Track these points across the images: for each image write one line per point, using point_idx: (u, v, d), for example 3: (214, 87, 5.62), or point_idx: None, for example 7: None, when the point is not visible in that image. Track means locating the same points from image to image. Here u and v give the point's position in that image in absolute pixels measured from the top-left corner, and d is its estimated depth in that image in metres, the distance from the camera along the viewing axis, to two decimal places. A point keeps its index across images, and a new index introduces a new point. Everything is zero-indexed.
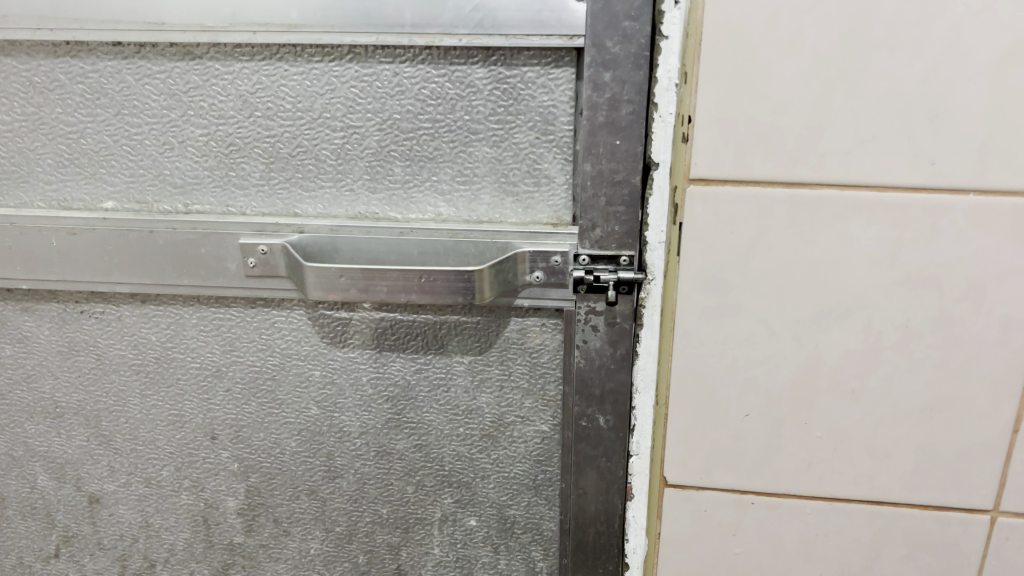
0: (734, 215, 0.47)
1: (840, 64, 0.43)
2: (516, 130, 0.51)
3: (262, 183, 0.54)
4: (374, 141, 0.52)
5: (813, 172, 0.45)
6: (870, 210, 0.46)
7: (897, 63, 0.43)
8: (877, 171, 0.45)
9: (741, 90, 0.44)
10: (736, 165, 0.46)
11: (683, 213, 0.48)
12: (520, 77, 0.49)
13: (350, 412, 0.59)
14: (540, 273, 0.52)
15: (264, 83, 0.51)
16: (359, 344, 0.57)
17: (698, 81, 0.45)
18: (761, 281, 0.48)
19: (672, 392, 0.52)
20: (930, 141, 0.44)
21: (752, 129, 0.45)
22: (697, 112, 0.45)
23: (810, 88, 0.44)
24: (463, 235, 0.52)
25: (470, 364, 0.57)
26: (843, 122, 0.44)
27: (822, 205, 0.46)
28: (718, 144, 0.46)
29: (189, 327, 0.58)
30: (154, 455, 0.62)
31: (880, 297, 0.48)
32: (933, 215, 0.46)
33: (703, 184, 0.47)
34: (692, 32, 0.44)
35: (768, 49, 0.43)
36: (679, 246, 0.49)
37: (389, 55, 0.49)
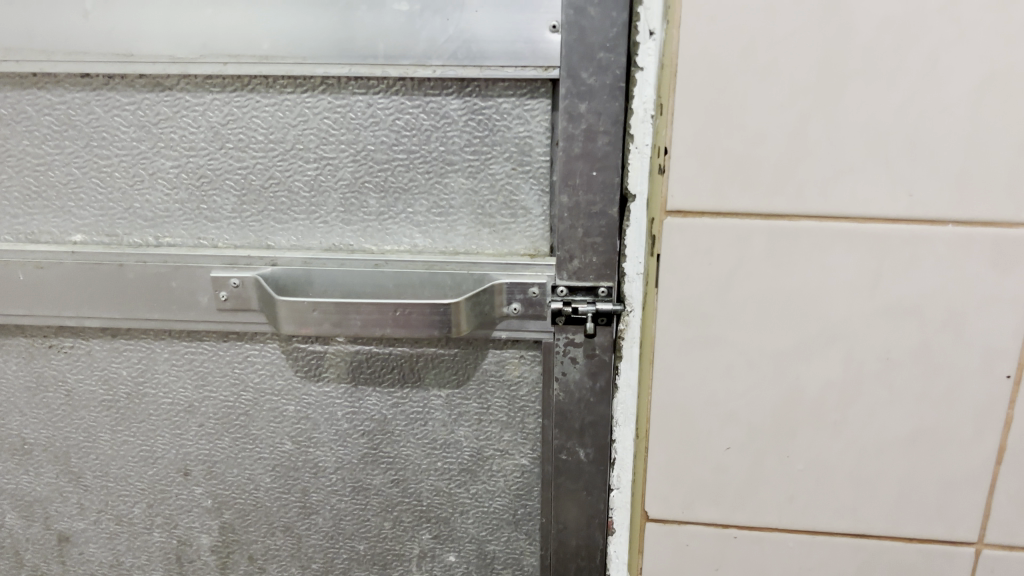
0: (712, 246, 0.46)
1: (816, 95, 0.43)
2: (492, 161, 0.50)
3: (234, 215, 0.53)
4: (348, 173, 0.51)
5: (792, 203, 0.45)
6: (849, 241, 0.46)
7: (874, 94, 0.43)
8: (856, 201, 0.45)
9: (717, 121, 0.44)
10: (713, 196, 0.45)
11: (660, 244, 0.47)
12: (495, 108, 0.49)
13: (324, 447, 0.58)
14: (517, 305, 0.52)
15: (236, 115, 0.50)
16: (334, 377, 0.56)
17: (673, 112, 0.44)
18: (741, 313, 0.48)
19: (653, 425, 0.52)
20: (908, 172, 0.44)
21: (729, 160, 0.45)
22: (674, 143, 0.45)
23: (786, 120, 0.44)
24: (439, 267, 0.51)
25: (448, 397, 0.56)
26: (822, 152, 0.44)
27: (800, 235, 0.46)
28: (695, 175, 0.45)
29: (161, 361, 0.57)
30: (125, 493, 0.61)
31: (860, 328, 0.48)
32: (912, 245, 0.45)
33: (680, 214, 0.46)
34: (668, 62, 0.44)
35: (746, 80, 0.43)
36: (658, 277, 0.48)
37: (363, 86, 0.49)
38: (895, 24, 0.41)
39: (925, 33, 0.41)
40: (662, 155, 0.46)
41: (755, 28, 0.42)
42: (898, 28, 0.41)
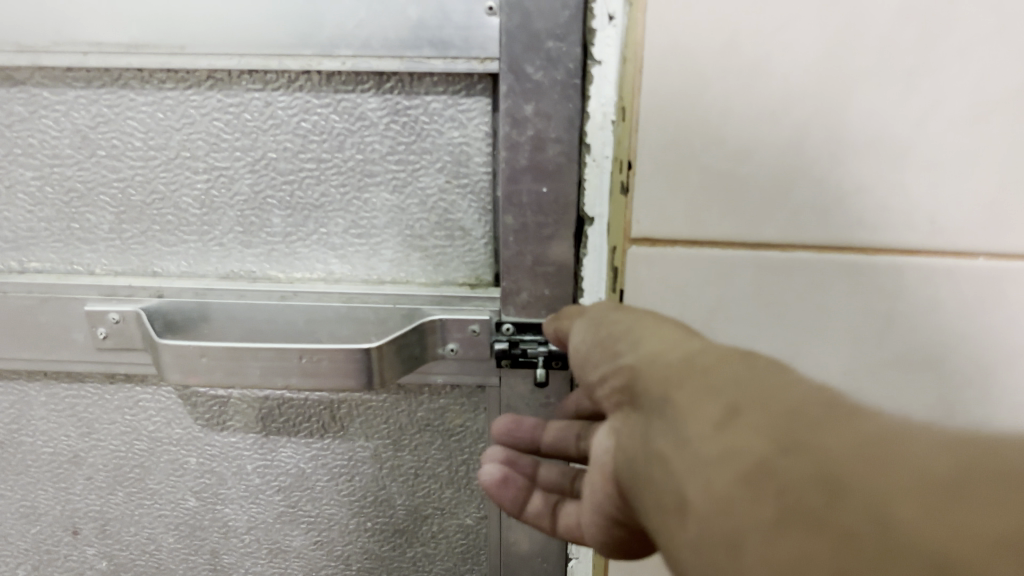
0: (686, 281, 0.38)
1: (815, 98, 0.34)
2: (421, 173, 0.41)
3: (113, 236, 0.44)
4: (246, 185, 0.42)
5: (782, 231, 0.36)
6: (853, 280, 0.37)
7: (889, 97, 0.34)
8: (863, 229, 0.36)
9: (691, 129, 0.35)
10: (687, 223, 0.37)
11: (623, 278, 0.38)
12: (423, 108, 0.40)
13: (234, 505, 0.49)
14: (455, 345, 0.42)
15: (106, 116, 0.41)
16: (241, 426, 0.47)
17: (638, 118, 0.35)
18: None
19: None
20: (927, 195, 0.35)
21: (706, 178, 0.36)
22: (638, 156, 0.36)
23: (780, 129, 0.35)
24: (358, 302, 0.42)
25: (376, 449, 0.47)
26: (821, 169, 0.35)
27: (795, 271, 0.37)
28: (665, 196, 0.36)
29: (37, 406, 0.48)
30: (7, 553, 0.52)
31: (863, 379, 0.39)
32: (930, 283, 0.37)
33: (647, 243, 0.37)
34: (630, 55, 0.35)
35: (727, 79, 0.34)
36: None
37: (259, 80, 0.39)
38: (917, 10, 0.32)
39: (953, 22, 0.32)
40: (626, 171, 0.36)
41: (740, 14, 0.33)
42: (920, 14, 0.32)
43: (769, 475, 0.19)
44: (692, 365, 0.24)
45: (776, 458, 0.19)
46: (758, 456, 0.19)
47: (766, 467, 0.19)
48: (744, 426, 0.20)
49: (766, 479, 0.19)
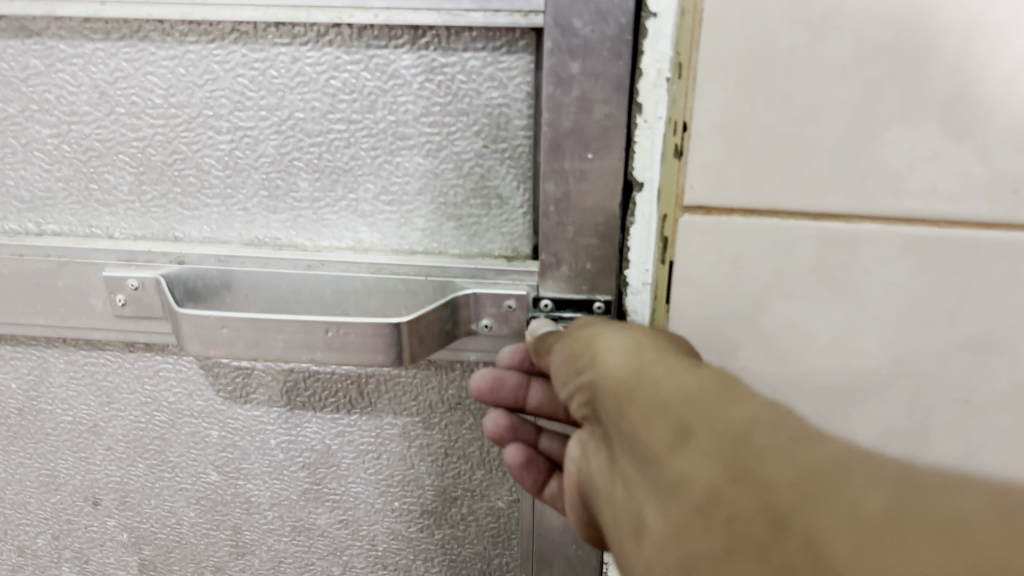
0: (743, 254, 0.35)
1: (892, 51, 0.31)
2: (456, 136, 0.38)
3: (132, 199, 0.41)
4: (271, 147, 0.39)
5: (849, 201, 0.33)
6: (920, 255, 0.34)
7: (977, 53, 0.30)
8: (938, 199, 0.33)
9: (753, 89, 0.32)
10: (746, 192, 0.34)
11: (673, 248, 0.36)
12: (461, 66, 0.37)
13: (257, 480, 0.47)
14: (489, 321, 0.40)
15: (125, 70, 0.38)
16: (265, 399, 0.45)
17: (694, 77, 0.32)
18: (776, 340, 0.37)
19: None
20: (1015, 162, 0.32)
21: (768, 142, 0.33)
22: (694, 118, 0.33)
23: (846, 91, 0.31)
24: (382, 274, 0.40)
25: (405, 427, 0.45)
26: (893, 134, 0.32)
27: (859, 243, 0.34)
28: (723, 161, 0.33)
29: (56, 373, 0.46)
30: (26, 521, 0.51)
31: (931, 362, 0.36)
32: (1011, 258, 0.34)
33: (702, 211, 0.34)
34: (688, 9, 0.31)
35: (793, 32, 0.31)
36: (671, 290, 0.37)
37: (287, 34, 0.37)
38: None
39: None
40: (678, 133, 0.34)
41: None
42: None
43: (717, 507, 0.21)
44: (642, 375, 0.27)
45: (721, 485, 0.21)
46: (710, 483, 0.21)
47: (714, 495, 0.21)
48: (693, 450, 0.22)
49: (720, 512, 0.21)
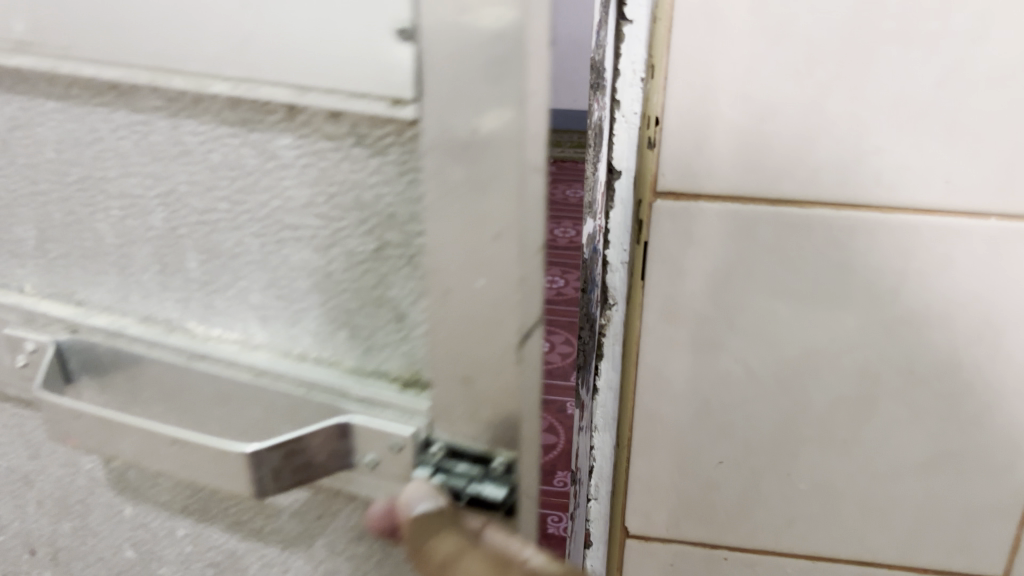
0: (709, 235, 0.42)
1: (828, 72, 0.37)
2: (346, 234, 0.31)
3: (40, 256, 0.38)
4: (159, 220, 0.34)
5: (801, 189, 0.40)
6: (870, 238, 0.40)
7: (910, 62, 0.37)
8: (874, 185, 0.39)
9: (715, 97, 0.38)
10: (705, 171, 0.40)
11: (646, 228, 0.42)
12: (346, 152, 0.30)
13: (167, 568, 0.43)
14: (372, 457, 0.32)
15: (20, 121, 0.35)
16: (172, 497, 0.41)
17: (663, 81, 0.39)
18: (740, 314, 0.43)
19: (638, 432, 0.48)
20: (935, 155, 0.38)
21: (729, 137, 0.39)
22: (665, 113, 0.39)
23: (796, 106, 0.38)
24: (256, 381, 0.34)
25: (309, 547, 0.38)
26: (833, 139, 0.39)
27: (808, 232, 0.41)
28: (689, 148, 0.40)
29: None
30: None
31: (870, 333, 0.43)
32: (938, 240, 0.40)
33: (672, 197, 0.41)
34: (662, 19, 0.38)
35: (746, 54, 0.37)
36: (646, 262, 0.43)
37: (162, 97, 0.31)
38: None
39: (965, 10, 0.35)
40: (651, 127, 0.40)
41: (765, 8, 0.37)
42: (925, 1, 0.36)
43: None
44: None
45: None
46: None
47: None
48: None
49: None
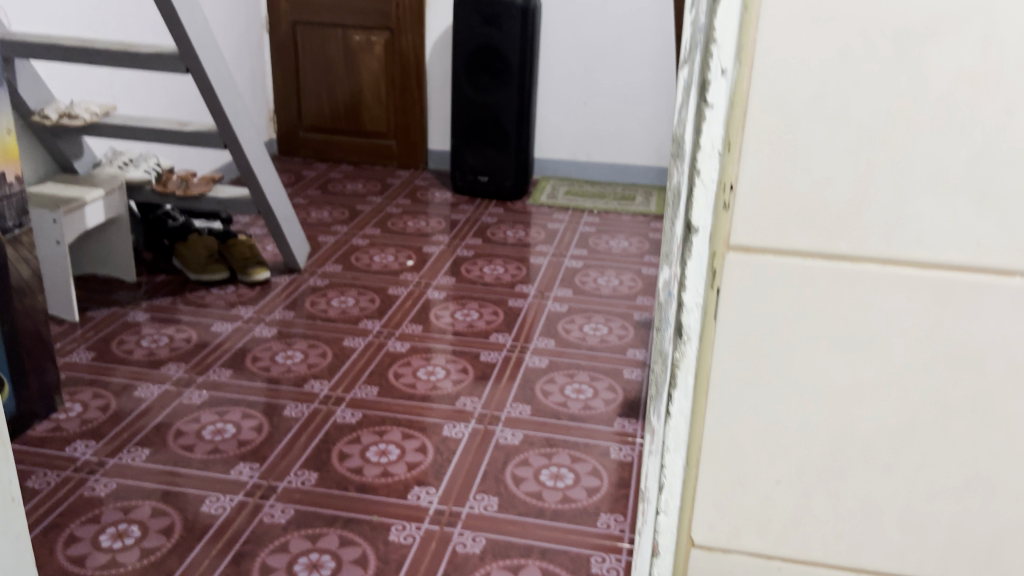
0: (774, 282, 0.43)
1: (881, 136, 0.40)
2: None
3: None
4: None
5: (854, 244, 0.41)
6: (907, 288, 0.42)
7: (945, 143, 0.39)
8: (920, 242, 0.41)
9: (784, 162, 0.40)
10: (776, 232, 0.42)
11: (719, 279, 0.43)
12: None
13: None
14: None
15: None
16: None
17: (739, 150, 0.41)
18: (800, 353, 0.44)
19: (703, 452, 0.48)
20: (976, 219, 0.40)
21: (794, 199, 0.41)
22: (739, 180, 0.41)
23: (852, 162, 0.40)
24: None
25: None
26: (885, 198, 0.41)
27: (861, 273, 0.42)
28: (760, 212, 0.41)
29: None
30: None
31: (917, 375, 0.44)
32: (977, 292, 0.41)
33: (743, 250, 0.42)
34: (737, 103, 0.40)
35: (813, 121, 0.40)
36: (716, 309, 0.44)
37: None
38: (970, 72, 0.38)
39: (1002, 83, 0.38)
40: (727, 191, 0.42)
41: (828, 75, 0.39)
42: (973, 75, 0.38)
43: None
44: None
45: None
46: None
47: None
48: None
49: None
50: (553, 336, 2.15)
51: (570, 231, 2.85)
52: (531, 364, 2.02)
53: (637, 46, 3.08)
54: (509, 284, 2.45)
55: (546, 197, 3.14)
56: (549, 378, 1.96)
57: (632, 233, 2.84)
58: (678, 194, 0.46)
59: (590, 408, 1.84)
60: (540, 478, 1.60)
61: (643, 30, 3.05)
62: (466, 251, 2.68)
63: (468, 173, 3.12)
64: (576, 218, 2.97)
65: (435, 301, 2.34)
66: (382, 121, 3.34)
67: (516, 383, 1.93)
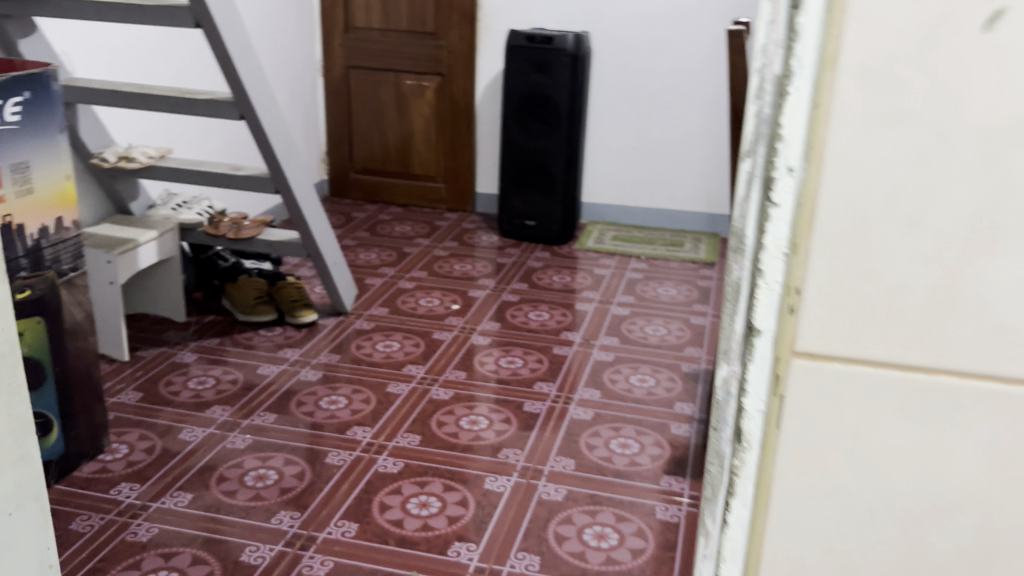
0: (842, 392, 0.39)
1: (963, 245, 0.36)
2: None
3: None
4: None
5: (930, 357, 0.38)
6: (989, 404, 0.38)
7: None
8: (1004, 358, 0.37)
9: (855, 267, 0.37)
10: (845, 340, 0.39)
11: (782, 385, 0.40)
12: None
13: None
14: None
15: None
16: None
17: (807, 253, 0.38)
18: (870, 467, 0.41)
19: (761, 566, 0.44)
20: None
21: (865, 308, 0.38)
22: (806, 285, 0.38)
23: (931, 270, 0.37)
24: None
25: None
26: (966, 310, 0.37)
27: (937, 388, 0.38)
28: (827, 319, 0.38)
29: None
30: None
31: (998, 498, 0.40)
32: None
33: (809, 357, 0.39)
34: (805, 203, 0.37)
35: (888, 226, 0.36)
36: (779, 416, 0.41)
37: None
38: None
39: None
40: (792, 295, 0.39)
41: (905, 178, 0.36)
42: None
43: None
44: None
45: None
46: None
47: None
48: None
49: None
50: (599, 387, 2.12)
51: (617, 277, 2.83)
52: (576, 416, 1.98)
53: (688, 92, 3.07)
54: (554, 331, 2.42)
55: (593, 241, 3.13)
56: (594, 431, 1.92)
57: (681, 280, 2.81)
58: (741, 289, 0.43)
59: (635, 465, 1.80)
60: (584, 537, 1.57)
61: (695, 78, 3.04)
62: (512, 296, 2.67)
63: (515, 217, 3.12)
64: (623, 264, 2.95)
65: (480, 348, 2.32)
66: (432, 164, 3.37)
67: (561, 435, 1.90)
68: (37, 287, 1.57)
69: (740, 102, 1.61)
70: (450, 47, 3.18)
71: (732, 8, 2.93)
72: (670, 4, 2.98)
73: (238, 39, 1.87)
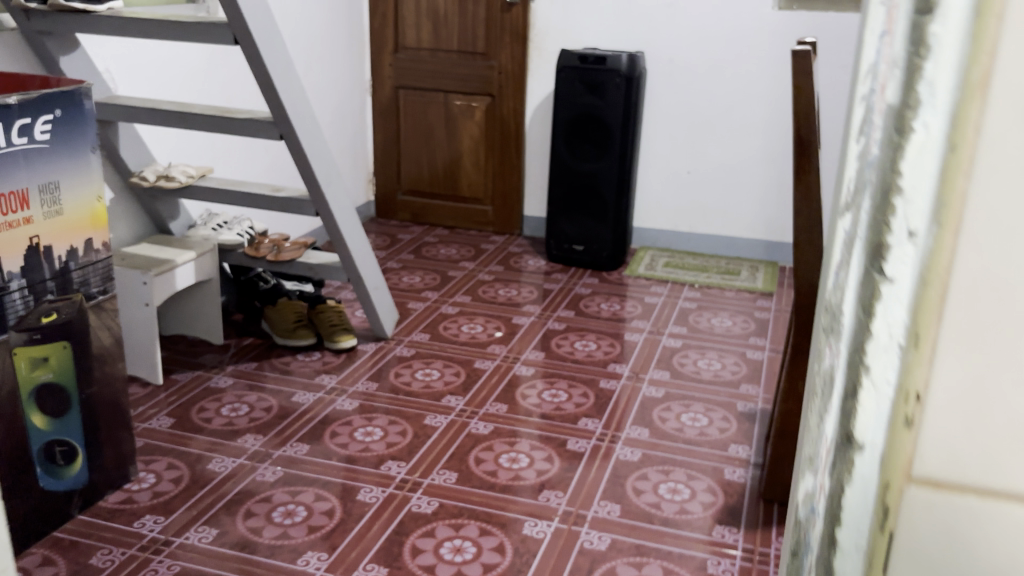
0: (974, 537, 0.29)
1: None
2: None
3: None
4: None
5: None
6: None
7: None
8: None
9: (1001, 371, 0.27)
10: (982, 468, 0.28)
11: (890, 523, 0.30)
12: None
13: None
14: None
15: None
16: None
17: (932, 347, 0.27)
18: None
19: None
20: None
21: (1011, 427, 0.28)
22: (929, 390, 0.28)
23: None
24: None
25: None
26: None
27: None
28: (959, 439, 0.28)
29: None
30: None
31: None
32: None
33: (929, 486, 0.29)
34: (931, 279, 0.27)
35: None
36: (884, 562, 0.30)
37: None
38: None
39: None
40: (909, 402, 0.28)
41: None
42: None
43: None
44: None
45: None
46: None
47: None
48: None
49: None
50: (648, 425, 2.00)
51: (669, 306, 2.71)
52: (623, 457, 1.87)
53: (746, 115, 2.95)
54: (601, 363, 2.32)
55: (644, 268, 3.01)
56: (642, 474, 1.81)
57: (736, 311, 2.68)
58: (836, 386, 0.33)
59: (685, 513, 1.69)
60: None
61: (754, 100, 2.92)
62: (558, 324, 2.57)
63: (564, 242, 3.03)
64: (676, 292, 2.83)
65: (523, 379, 2.22)
66: (480, 186, 3.30)
67: (606, 477, 1.79)
68: (64, 311, 1.51)
69: (806, 127, 1.50)
70: (500, 67, 3.12)
71: (794, 28, 2.81)
72: (729, 24, 2.87)
73: (279, 57, 1.81)
